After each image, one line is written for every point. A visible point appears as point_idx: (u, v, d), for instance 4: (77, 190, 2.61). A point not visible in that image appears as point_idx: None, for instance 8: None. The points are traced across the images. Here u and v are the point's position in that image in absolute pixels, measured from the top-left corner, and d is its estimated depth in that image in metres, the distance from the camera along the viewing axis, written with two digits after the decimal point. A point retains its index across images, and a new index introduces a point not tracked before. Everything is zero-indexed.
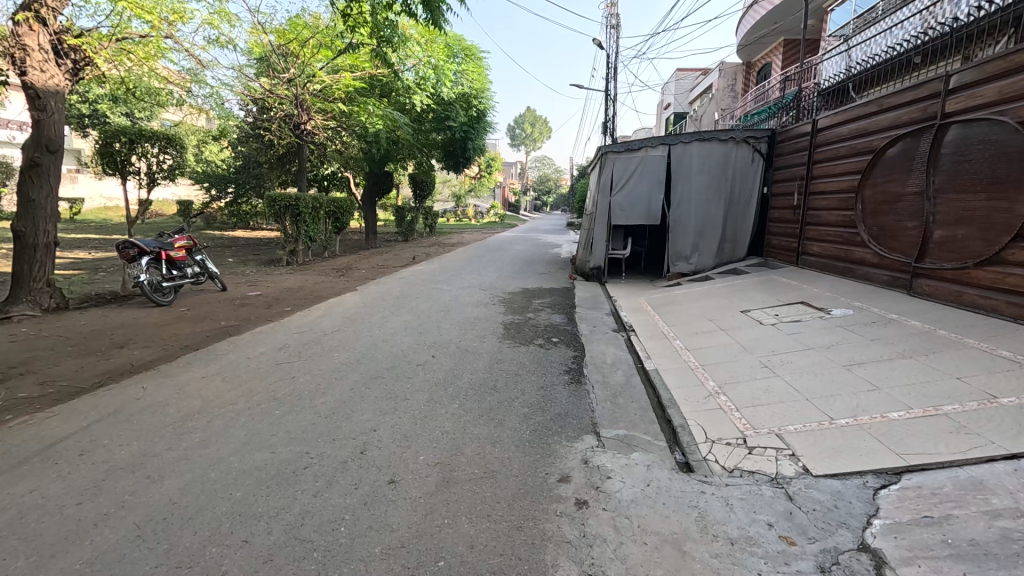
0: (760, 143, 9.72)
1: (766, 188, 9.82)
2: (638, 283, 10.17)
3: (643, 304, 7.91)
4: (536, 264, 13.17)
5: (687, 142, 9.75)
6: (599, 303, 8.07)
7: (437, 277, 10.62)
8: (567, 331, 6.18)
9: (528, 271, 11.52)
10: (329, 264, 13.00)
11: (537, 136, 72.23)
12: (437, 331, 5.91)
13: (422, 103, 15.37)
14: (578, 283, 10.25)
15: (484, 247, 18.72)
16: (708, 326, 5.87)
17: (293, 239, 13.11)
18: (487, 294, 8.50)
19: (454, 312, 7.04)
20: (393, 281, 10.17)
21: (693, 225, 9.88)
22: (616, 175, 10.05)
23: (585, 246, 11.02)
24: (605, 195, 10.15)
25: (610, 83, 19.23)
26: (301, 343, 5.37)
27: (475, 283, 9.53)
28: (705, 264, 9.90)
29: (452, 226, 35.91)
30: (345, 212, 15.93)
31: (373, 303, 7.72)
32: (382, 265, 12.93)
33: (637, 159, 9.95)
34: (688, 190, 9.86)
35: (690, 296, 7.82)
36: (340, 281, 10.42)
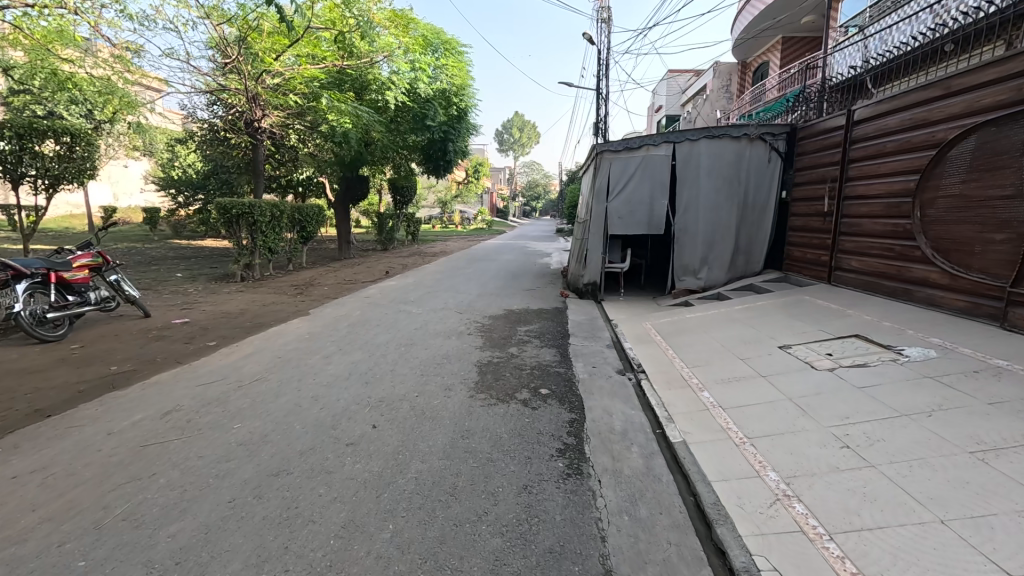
0: (778, 140, 8.48)
1: (784, 192, 8.60)
2: (639, 301, 8.87)
3: (649, 330, 6.57)
4: (522, 277, 11.80)
5: (694, 139, 8.50)
6: (596, 329, 6.75)
7: (409, 295, 9.22)
8: (560, 373, 4.84)
9: (512, 287, 10.17)
10: (290, 280, 11.53)
11: (525, 141, 71.14)
12: (391, 377, 4.56)
13: (397, 101, 14.02)
14: (572, 301, 8.90)
15: (468, 257, 17.33)
16: (741, 368, 4.56)
17: (249, 251, 11.62)
18: (463, 318, 7.14)
19: (418, 346, 5.68)
20: (356, 301, 8.76)
21: (701, 235, 8.63)
22: (613, 177, 8.75)
23: (578, 258, 9.69)
24: (600, 201, 8.84)
25: (600, 81, 17.98)
26: (197, 404, 3.94)
27: (450, 304, 8.16)
28: (716, 279, 8.64)
29: (436, 233, 34.46)
30: (313, 220, 14.47)
31: (321, 333, 6.31)
32: (350, 280, 11.50)
33: (637, 158, 8.66)
34: (695, 194, 8.61)
35: (705, 320, 6.51)
36: (295, 301, 8.99)
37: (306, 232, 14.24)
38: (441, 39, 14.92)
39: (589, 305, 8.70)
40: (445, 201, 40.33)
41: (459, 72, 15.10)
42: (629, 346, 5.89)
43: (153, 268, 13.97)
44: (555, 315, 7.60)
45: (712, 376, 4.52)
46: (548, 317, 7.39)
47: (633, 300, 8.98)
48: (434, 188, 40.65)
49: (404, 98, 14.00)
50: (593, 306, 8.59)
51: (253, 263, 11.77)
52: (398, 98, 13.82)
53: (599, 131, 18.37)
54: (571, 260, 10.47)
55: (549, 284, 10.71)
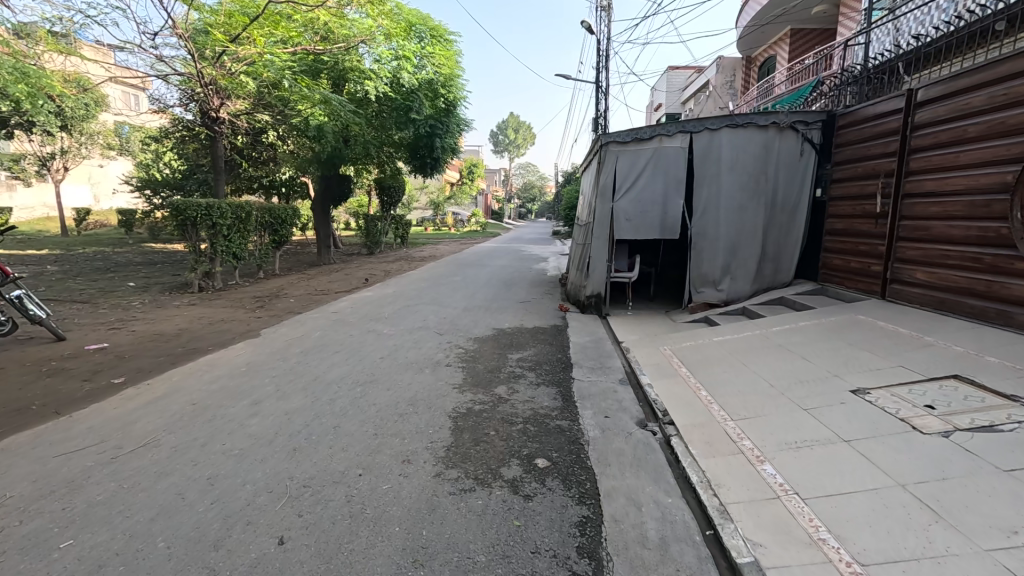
0: (811, 130, 7.32)
1: (817, 190, 7.44)
2: (651, 316, 7.69)
3: (670, 358, 5.35)
4: (516, 286, 10.58)
5: (715, 129, 7.32)
6: (605, 357, 5.53)
7: (383, 309, 7.96)
8: (563, 429, 3.63)
9: (505, 299, 8.96)
10: (255, 289, 10.25)
11: (520, 142, 70.00)
12: (330, 440, 3.32)
13: (378, 92, 12.78)
14: (572, 317, 7.68)
15: (459, 262, 16.05)
16: (810, 425, 3.35)
17: (208, 257, 10.32)
18: (443, 343, 5.89)
19: (380, 384, 4.44)
20: (323, 317, 7.51)
21: (723, 240, 7.47)
22: (620, 173, 7.54)
23: (579, 266, 8.50)
24: (606, 201, 7.65)
25: (600, 74, 16.78)
26: (33, 494, 2.69)
27: (431, 322, 6.93)
28: (739, 290, 7.49)
29: (428, 236, 33.24)
30: (286, 223, 13.18)
31: (263, 364, 5.06)
32: (323, 290, 10.26)
33: (649, 152, 7.46)
34: (716, 193, 7.44)
35: (738, 345, 5.32)
36: (252, 316, 7.75)
37: (279, 236, 12.96)
38: (427, 26, 13.66)
39: (593, 321, 7.50)
40: (438, 203, 39.04)
41: (447, 62, 13.81)
42: (650, 382, 4.69)
43: (109, 276, 12.65)
44: (554, 335, 6.39)
45: (771, 436, 3.33)
46: (547, 339, 6.18)
47: (643, 314, 7.80)
48: (427, 190, 39.36)
49: (385, 90, 12.81)
50: (597, 323, 7.38)
51: (213, 271, 10.49)
52: (378, 91, 12.74)
53: (599, 127, 17.16)
54: (571, 267, 9.29)
55: (547, 295, 9.51)
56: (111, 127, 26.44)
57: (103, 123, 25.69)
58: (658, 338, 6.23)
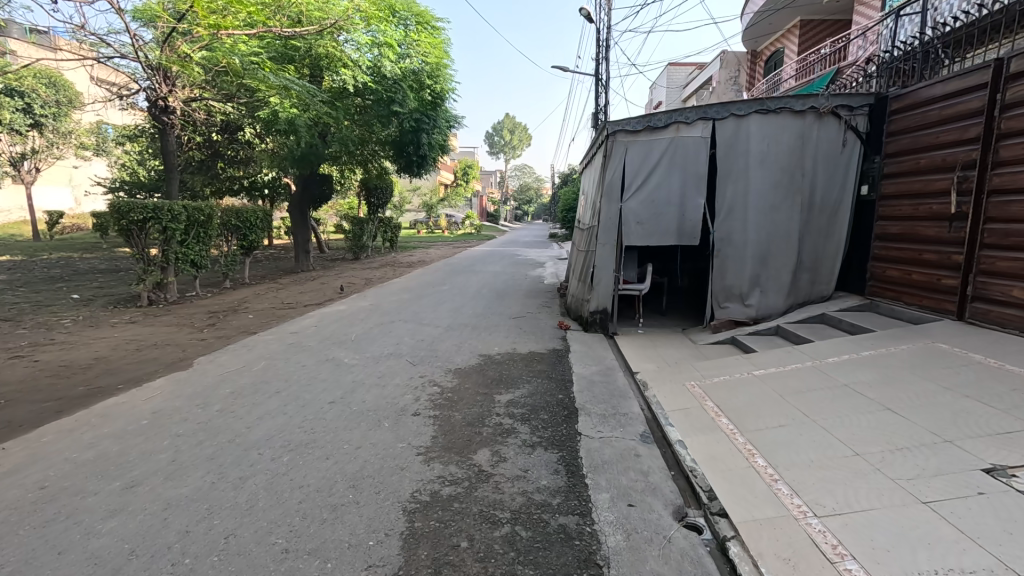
0: (855, 117, 6.20)
1: (862, 187, 6.32)
2: (667, 336, 6.55)
3: (703, 399, 4.21)
4: (510, 297, 9.43)
5: (742, 116, 6.20)
6: (618, 397, 4.37)
7: (352, 329, 6.77)
8: (570, 534, 2.47)
9: (496, 314, 7.78)
10: (212, 303, 9.00)
11: (516, 144, 68.86)
12: (208, 569, 2.14)
13: (357, 82, 11.60)
14: (574, 337, 6.52)
15: (451, 269, 14.85)
16: (947, 536, 2.21)
17: (159, 266, 9.08)
18: (416, 379, 4.71)
19: (317, 449, 3.26)
20: (278, 339, 6.31)
21: (750, 246, 6.35)
22: (629, 167, 6.42)
23: (581, 277, 7.36)
24: (612, 201, 6.53)
25: (600, 66, 15.64)
26: None
27: (405, 348, 5.74)
28: (770, 305, 6.36)
29: (421, 239, 32.01)
30: (257, 227, 11.95)
31: (176, 414, 3.87)
32: (291, 303, 9.05)
33: (664, 143, 6.34)
34: (743, 191, 6.32)
35: (789, 382, 4.17)
36: (196, 338, 6.53)
37: (248, 242, 11.74)
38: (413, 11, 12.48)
39: (598, 342, 6.34)
40: (431, 206, 37.85)
41: (434, 50, 12.58)
42: (682, 439, 3.54)
43: (58, 286, 11.39)
44: (553, 365, 5.23)
45: (887, 554, 2.17)
46: (545, 371, 5.02)
47: (657, 334, 6.65)
48: (420, 192, 38.16)
49: (364, 81, 11.63)
50: (604, 345, 6.22)
51: (166, 281, 9.26)
52: (356, 82, 11.57)
53: (599, 123, 16.01)
54: (572, 277, 8.15)
55: (544, 308, 8.35)
56: (86, 126, 25.17)
57: (77, 122, 24.39)
58: (680, 366, 5.09)
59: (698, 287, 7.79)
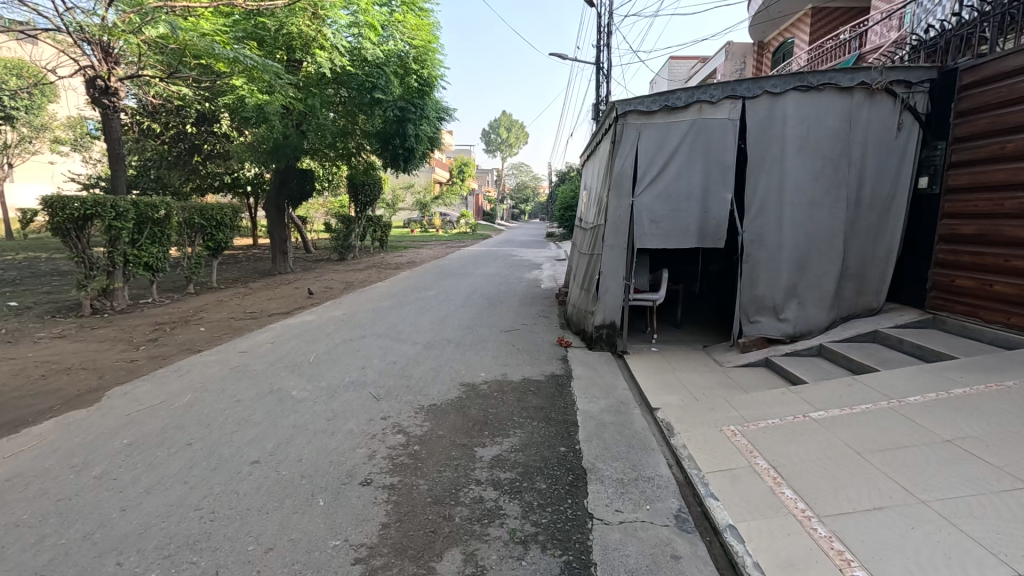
0: (913, 94, 5.19)
1: (920, 179, 5.30)
2: (687, 357, 5.55)
3: (750, 454, 3.19)
4: (503, 306, 8.41)
5: (777, 94, 5.17)
6: (638, 451, 3.34)
7: (314, 347, 5.71)
8: None
9: (486, 327, 6.76)
10: (164, 311, 7.92)
11: (512, 142, 67.81)
12: None
13: (334, 66, 10.51)
14: (577, 357, 5.49)
15: (441, 272, 13.80)
16: None
17: (104, 269, 7.99)
18: (376, 421, 3.68)
19: (209, 553, 2.22)
20: (222, 360, 5.26)
21: (786, 249, 5.33)
22: (641, 155, 5.41)
23: (584, 284, 6.32)
24: (622, 195, 5.51)
25: (600, 54, 14.60)
26: None
27: (371, 374, 4.72)
28: (809, 319, 5.35)
29: (415, 239, 30.90)
30: (225, 225, 10.88)
31: (37, 482, 2.84)
32: (255, 313, 8.00)
33: (684, 127, 5.31)
34: (778, 183, 5.30)
35: (863, 433, 3.17)
36: (126, 359, 5.48)
37: (214, 242, 10.63)
38: None
39: (606, 365, 5.32)
40: (425, 204, 36.74)
41: (421, 32, 11.44)
42: (733, 525, 2.52)
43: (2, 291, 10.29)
44: (552, 398, 4.21)
45: None
46: (541, 407, 4.00)
47: (675, 354, 5.64)
48: (414, 190, 37.04)
49: (342, 64, 10.52)
50: (612, 368, 5.20)
51: (113, 287, 8.18)
52: (334, 66, 10.48)
53: (600, 115, 14.96)
54: (573, 284, 7.14)
55: (541, 320, 7.34)
56: (62, 120, 24.00)
57: (51, 116, 23.15)
58: (712, 401, 4.09)
59: (718, 297, 6.78)
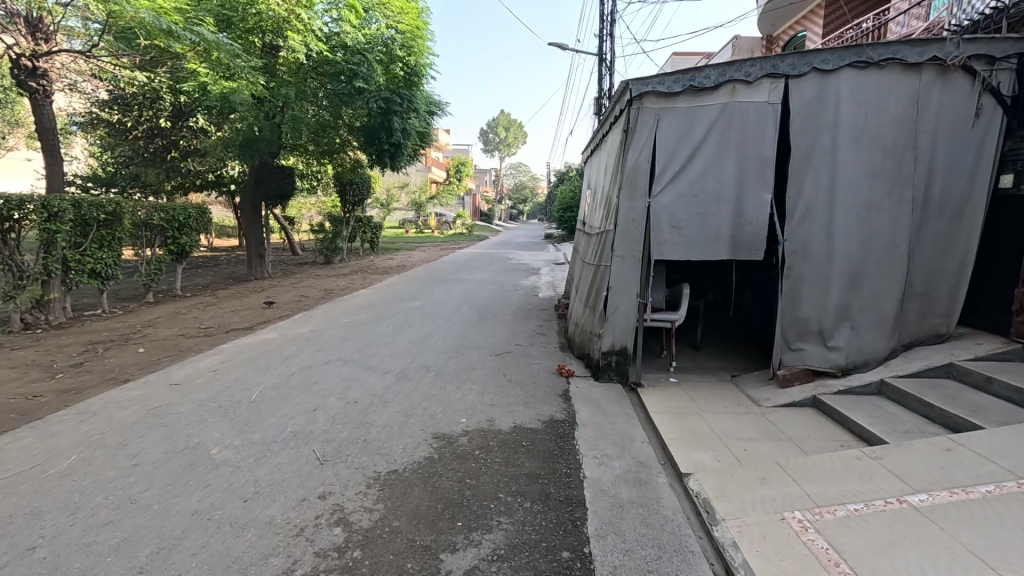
0: (996, 73, 4.24)
1: (1001, 177, 4.35)
2: (715, 393, 4.57)
3: (835, 567, 2.21)
4: (496, 321, 7.40)
5: (829, 72, 4.21)
6: (671, 558, 2.36)
7: (262, 378, 4.71)
8: None
9: (473, 350, 5.76)
10: (105, 327, 6.90)
11: (510, 142, 66.82)
12: None
13: (311, 51, 9.51)
14: (581, 393, 4.51)
15: (430, 278, 12.80)
16: None
17: (36, 278, 6.97)
18: (309, 504, 2.67)
19: None
20: (144, 396, 4.26)
21: (837, 262, 4.37)
22: (660, 145, 4.45)
23: (589, 301, 5.35)
24: (636, 195, 4.55)
25: (602, 44, 13.65)
26: None
27: (322, 421, 3.73)
28: (865, 347, 4.39)
29: (408, 241, 29.88)
30: (188, 227, 9.90)
31: None
32: (210, 328, 6.99)
33: (713, 112, 4.34)
34: (827, 181, 4.35)
35: (1001, 539, 2.21)
36: (28, 393, 4.46)
37: (177, 245, 9.67)
38: None
39: (617, 403, 4.34)
40: (419, 204, 35.72)
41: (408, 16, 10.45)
42: None
43: None
44: (550, 460, 3.22)
45: None
46: (536, 478, 3.01)
47: (700, 389, 4.67)
48: (408, 190, 36.03)
49: (318, 50, 9.53)
50: (626, 409, 4.22)
51: (49, 298, 7.17)
52: (310, 52, 9.48)
53: (602, 110, 13.99)
54: (576, 297, 6.18)
55: (537, 340, 6.34)
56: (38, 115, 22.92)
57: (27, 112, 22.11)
58: (762, 465, 3.11)
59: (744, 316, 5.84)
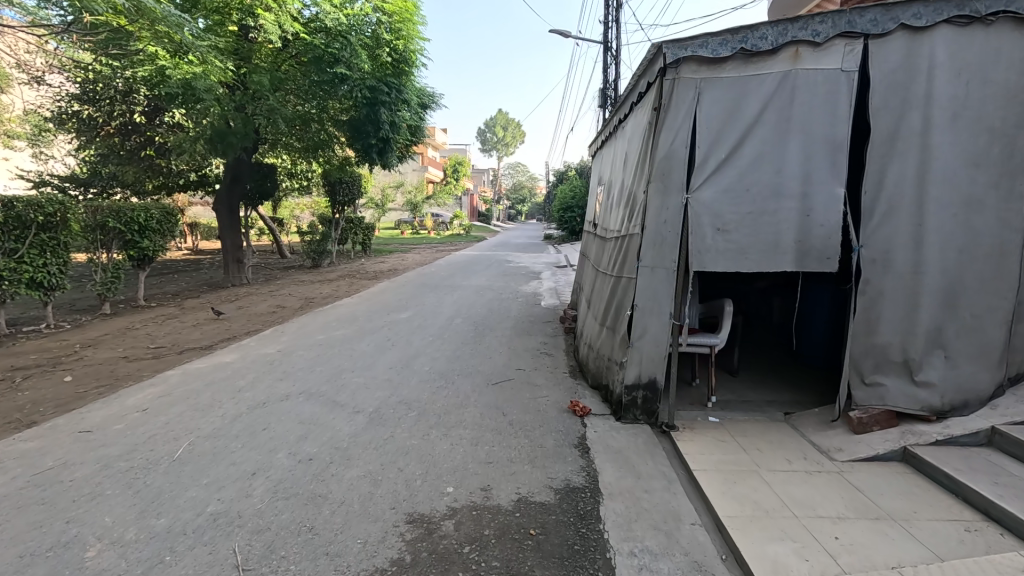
0: None
1: None
2: (769, 438, 3.63)
3: None
4: (493, 337, 6.45)
5: (921, 30, 3.28)
6: None
7: (200, 422, 3.73)
8: None
9: (466, 379, 4.80)
10: (36, 347, 5.89)
11: (509, 140, 65.90)
12: None
13: (286, 33, 8.55)
14: (601, 441, 3.56)
15: (423, 284, 11.84)
16: None
17: None
18: None
19: None
20: (40, 451, 3.29)
21: (929, 274, 3.43)
22: (700, 127, 3.52)
23: (607, 319, 4.40)
24: (671, 190, 3.61)
25: (607, 31, 12.74)
26: None
27: (259, 493, 2.77)
28: (967, 383, 3.43)
29: (404, 242, 28.90)
30: (154, 230, 8.84)
31: None
32: (160, 349, 5.99)
33: (770, 84, 3.42)
34: (916, 172, 3.40)
35: None
36: None
37: (137, 249, 8.55)
38: None
39: (649, 457, 3.39)
40: (415, 205, 34.72)
41: None
42: None
43: None
44: (567, 566, 2.27)
45: None
46: None
47: (748, 433, 3.73)
48: (403, 190, 35.04)
49: (294, 31, 8.56)
50: (661, 466, 3.27)
51: None
52: (286, 33, 8.52)
53: (607, 102, 13.08)
54: (588, 311, 5.25)
55: (541, 362, 5.39)
56: None
57: None
58: None
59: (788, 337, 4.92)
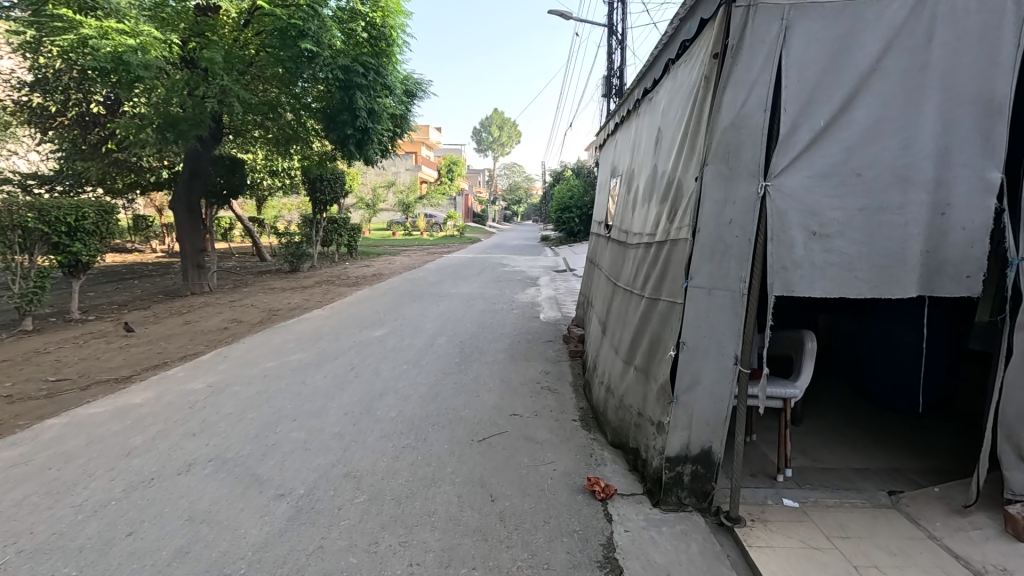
0: None
1: None
2: (886, 544, 2.44)
3: None
4: (482, 364, 5.24)
5: None
6: None
7: (41, 519, 2.51)
8: None
9: (443, 432, 3.60)
10: None
11: (505, 140, 64.85)
12: None
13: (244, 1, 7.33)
14: (637, 552, 2.36)
15: (407, 292, 10.64)
16: None
17: None
18: None
19: None
20: None
21: None
22: (786, 80, 2.33)
23: (634, 356, 3.22)
24: (739, 174, 2.43)
25: (612, 13, 11.62)
26: None
27: None
28: None
29: (395, 243, 27.67)
30: (87, 232, 7.51)
31: None
32: (62, 383, 4.73)
33: (896, 13, 2.24)
34: None
35: None
36: None
37: (66, 254, 7.27)
38: None
39: None
40: (407, 204, 33.43)
41: None
42: None
43: None
44: None
45: None
46: None
47: (850, 532, 2.54)
48: (395, 190, 33.69)
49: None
50: None
51: None
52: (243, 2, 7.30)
53: (611, 91, 11.98)
54: (603, 338, 4.09)
55: (543, 403, 4.20)
56: None
57: None
58: None
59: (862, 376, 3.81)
